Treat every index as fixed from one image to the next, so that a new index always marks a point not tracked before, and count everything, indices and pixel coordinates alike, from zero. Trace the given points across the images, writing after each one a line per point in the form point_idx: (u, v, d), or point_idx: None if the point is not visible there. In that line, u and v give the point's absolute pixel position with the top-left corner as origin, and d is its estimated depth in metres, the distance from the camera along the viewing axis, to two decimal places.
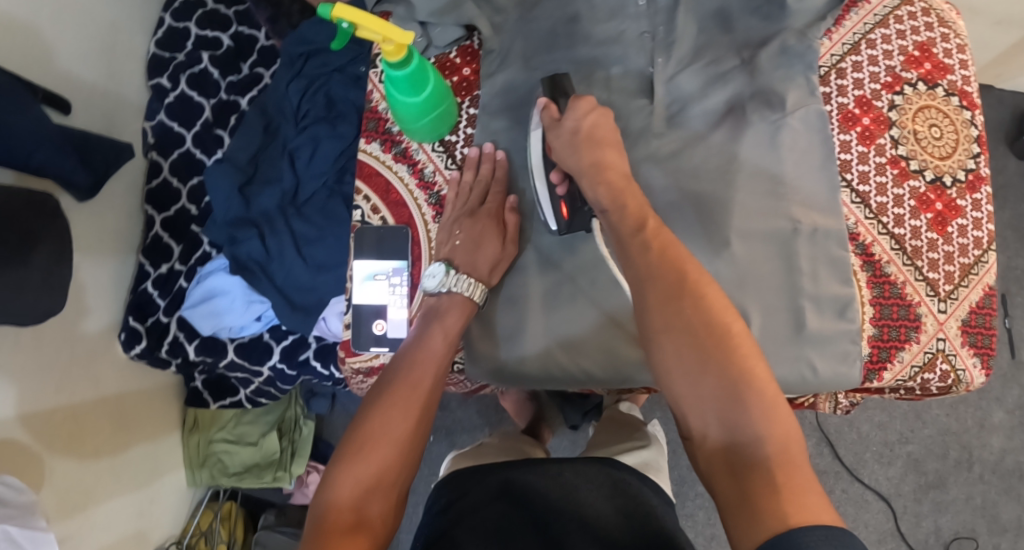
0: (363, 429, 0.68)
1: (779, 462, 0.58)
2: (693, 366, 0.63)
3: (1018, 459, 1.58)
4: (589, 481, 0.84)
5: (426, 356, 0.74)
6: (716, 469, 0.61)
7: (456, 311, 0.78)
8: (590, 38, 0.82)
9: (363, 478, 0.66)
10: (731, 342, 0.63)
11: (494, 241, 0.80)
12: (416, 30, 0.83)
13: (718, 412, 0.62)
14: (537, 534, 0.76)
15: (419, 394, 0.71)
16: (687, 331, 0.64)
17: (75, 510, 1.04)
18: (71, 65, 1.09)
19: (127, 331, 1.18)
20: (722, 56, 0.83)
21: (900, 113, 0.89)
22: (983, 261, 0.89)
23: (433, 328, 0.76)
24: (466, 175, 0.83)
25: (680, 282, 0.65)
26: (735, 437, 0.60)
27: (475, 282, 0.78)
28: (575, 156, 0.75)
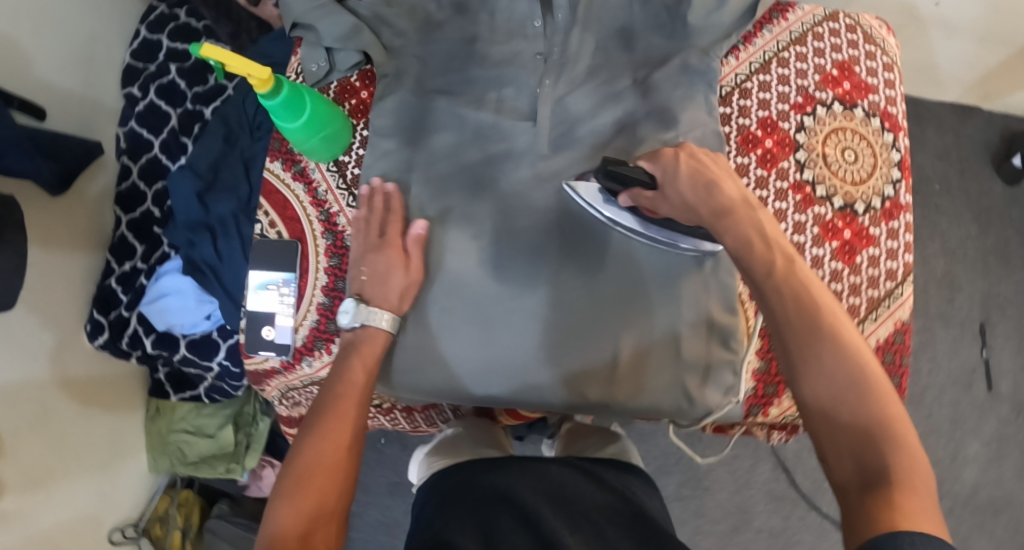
0: (302, 459, 0.68)
1: (905, 489, 0.54)
2: (831, 394, 0.60)
3: (992, 494, 1.52)
4: (578, 483, 0.83)
5: (348, 387, 0.75)
6: (842, 488, 0.58)
7: (371, 343, 0.78)
8: (485, 60, 0.84)
9: (305, 506, 0.66)
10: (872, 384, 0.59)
11: (399, 270, 0.79)
12: (321, 56, 0.86)
13: (849, 445, 0.58)
14: (528, 529, 0.73)
15: (349, 423, 0.72)
16: (832, 364, 0.61)
17: (34, 486, 1.11)
18: (48, 75, 1.18)
19: (92, 323, 1.26)
20: (616, 77, 0.84)
21: (809, 135, 0.88)
22: (896, 293, 0.87)
23: (352, 359, 0.77)
24: (361, 212, 0.82)
25: (818, 324, 0.62)
26: (866, 469, 0.57)
27: (386, 314, 0.78)
28: (698, 197, 0.70)
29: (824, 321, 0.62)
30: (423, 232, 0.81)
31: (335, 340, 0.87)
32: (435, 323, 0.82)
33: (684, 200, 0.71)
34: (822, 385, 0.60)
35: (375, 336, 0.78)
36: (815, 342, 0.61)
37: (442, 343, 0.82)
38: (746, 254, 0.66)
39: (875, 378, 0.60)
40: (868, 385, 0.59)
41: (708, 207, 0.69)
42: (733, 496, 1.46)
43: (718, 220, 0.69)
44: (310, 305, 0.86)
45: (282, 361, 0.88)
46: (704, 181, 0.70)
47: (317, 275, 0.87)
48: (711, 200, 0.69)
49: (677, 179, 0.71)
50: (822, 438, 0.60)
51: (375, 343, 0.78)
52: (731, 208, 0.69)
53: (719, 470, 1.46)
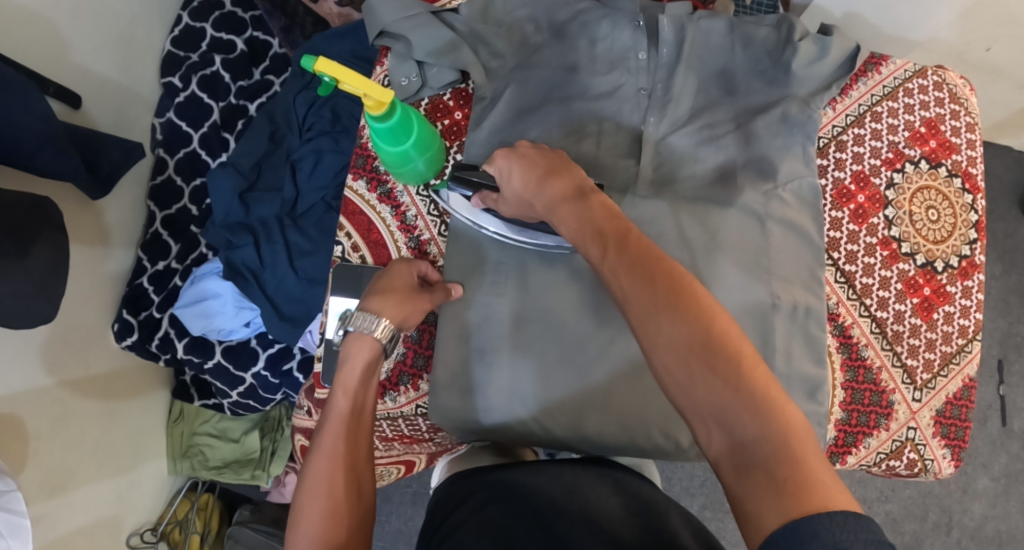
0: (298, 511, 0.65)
1: (796, 462, 0.51)
2: (684, 374, 0.56)
3: (998, 527, 1.56)
4: (592, 481, 0.75)
5: (334, 417, 0.69)
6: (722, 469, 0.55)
7: (360, 352, 0.71)
8: (586, 91, 0.82)
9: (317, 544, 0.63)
10: (728, 345, 0.56)
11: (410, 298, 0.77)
12: (412, 69, 0.83)
13: (715, 418, 0.55)
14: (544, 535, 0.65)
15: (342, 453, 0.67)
16: (676, 341, 0.56)
17: (53, 491, 1.06)
18: (85, 60, 1.11)
19: (120, 323, 1.19)
20: (719, 120, 0.82)
21: (898, 192, 0.87)
22: (965, 351, 0.88)
23: (335, 391, 0.70)
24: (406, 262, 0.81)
25: (658, 295, 0.58)
26: (737, 441, 0.54)
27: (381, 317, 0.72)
28: (532, 187, 0.70)
29: (661, 290, 0.58)
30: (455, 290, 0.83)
31: (423, 377, 0.89)
32: (523, 362, 0.83)
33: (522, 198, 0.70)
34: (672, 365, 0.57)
35: (366, 349, 0.71)
36: (655, 317, 0.57)
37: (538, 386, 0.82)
38: (580, 241, 0.64)
39: (724, 338, 0.55)
40: (713, 350, 0.55)
41: (542, 200, 0.68)
42: None
43: (551, 214, 0.67)
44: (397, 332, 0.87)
45: None
46: (536, 173, 0.70)
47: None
48: (544, 192, 0.68)
49: (508, 177, 0.69)
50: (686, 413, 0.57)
51: (361, 362, 0.71)
52: (560, 199, 0.67)
53: None
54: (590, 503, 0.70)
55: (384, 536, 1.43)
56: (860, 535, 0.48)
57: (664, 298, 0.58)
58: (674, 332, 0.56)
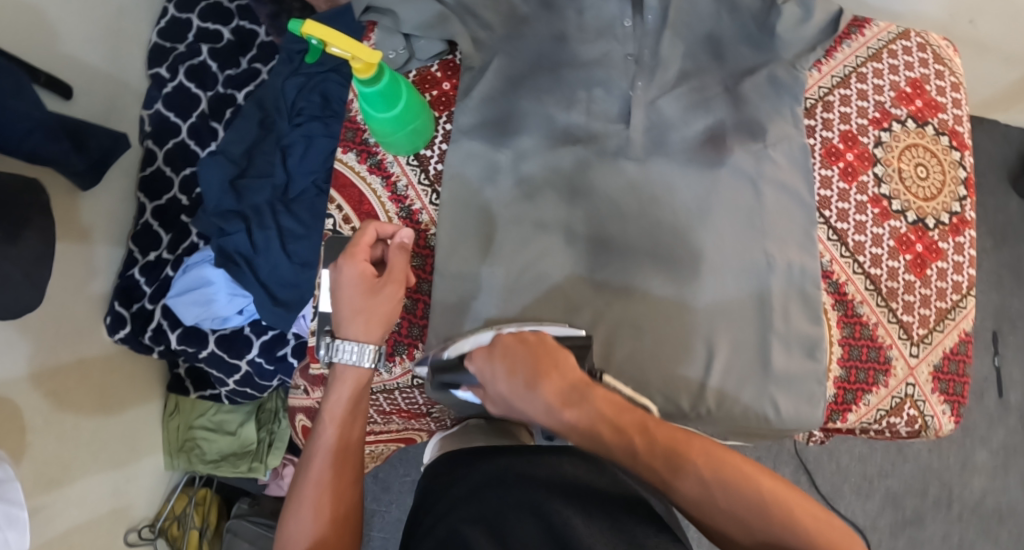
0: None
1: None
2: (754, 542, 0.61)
3: (998, 500, 1.57)
4: (592, 467, 0.71)
5: (320, 449, 0.75)
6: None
7: (346, 385, 0.77)
8: (575, 59, 0.82)
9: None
10: (774, 501, 0.62)
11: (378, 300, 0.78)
12: (401, 43, 0.83)
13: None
14: (539, 522, 0.60)
15: (332, 489, 0.73)
16: (734, 519, 0.62)
17: (49, 486, 1.04)
18: (73, 50, 1.11)
19: (112, 315, 1.19)
20: (707, 85, 0.82)
21: (886, 150, 0.88)
22: (960, 306, 0.88)
23: (324, 423, 0.76)
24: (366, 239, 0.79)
25: (704, 476, 0.63)
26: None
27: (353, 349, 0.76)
28: (527, 397, 0.68)
29: (706, 471, 0.64)
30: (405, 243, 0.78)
31: (417, 347, 0.86)
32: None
33: (512, 403, 0.69)
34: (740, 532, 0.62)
35: (353, 379, 0.78)
36: (712, 500, 0.63)
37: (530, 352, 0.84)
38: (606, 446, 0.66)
39: (777, 500, 0.62)
40: (773, 517, 0.61)
41: (539, 407, 0.68)
42: None
43: (555, 417, 0.67)
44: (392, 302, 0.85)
45: None
46: (521, 378, 0.68)
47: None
48: (536, 399, 0.68)
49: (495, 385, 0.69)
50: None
51: (347, 393, 0.77)
52: (559, 400, 0.67)
53: None
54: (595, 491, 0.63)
55: (385, 526, 1.42)
56: None
57: (714, 479, 0.63)
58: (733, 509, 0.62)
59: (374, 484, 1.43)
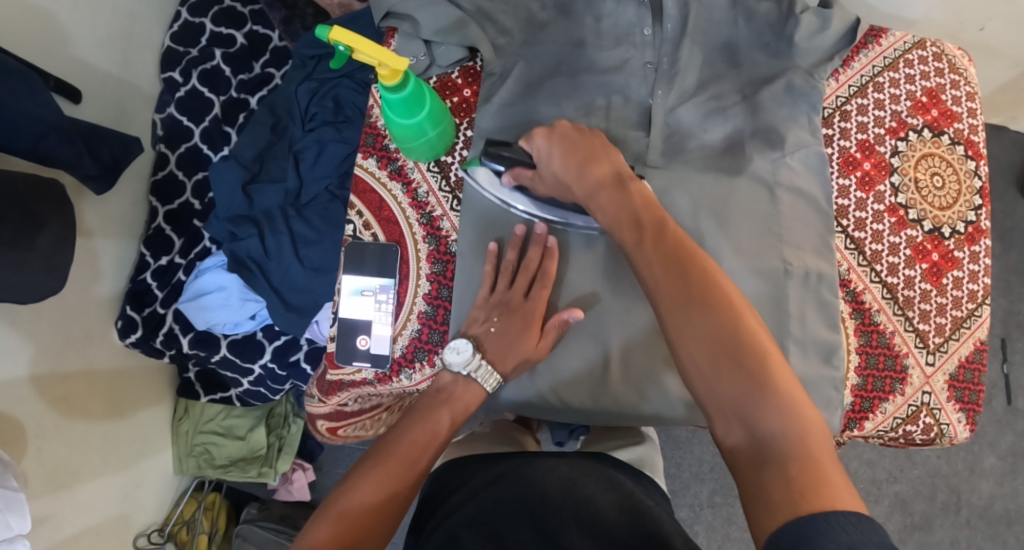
0: (337, 502, 0.68)
1: (815, 465, 0.56)
2: (708, 370, 0.62)
3: (1006, 506, 1.57)
4: (585, 475, 0.77)
5: (424, 434, 0.76)
6: (737, 459, 0.60)
7: (468, 394, 0.79)
8: (594, 66, 0.82)
9: (341, 536, 0.65)
10: (753, 345, 0.62)
11: (525, 339, 0.80)
12: (421, 48, 0.83)
13: (735, 413, 0.61)
14: (533, 527, 0.70)
15: (404, 481, 0.72)
16: (708, 340, 0.62)
17: (58, 489, 1.04)
18: (84, 54, 1.10)
19: (124, 320, 1.18)
20: (725, 92, 0.82)
21: (903, 159, 0.88)
22: (975, 315, 0.88)
23: (440, 410, 0.78)
24: (510, 254, 0.82)
25: (689, 288, 0.64)
26: (755, 435, 0.59)
27: (495, 374, 0.79)
28: (574, 172, 0.72)
29: (695, 283, 0.64)
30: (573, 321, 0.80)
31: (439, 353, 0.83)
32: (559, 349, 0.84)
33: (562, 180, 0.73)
34: (699, 352, 0.62)
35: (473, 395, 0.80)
36: (687, 310, 0.63)
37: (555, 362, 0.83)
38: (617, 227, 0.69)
39: (758, 342, 0.62)
40: (739, 351, 0.61)
41: (583, 184, 0.72)
42: None
43: (591, 202, 0.72)
44: (412, 312, 0.82)
45: (375, 373, 0.83)
46: (576, 158, 0.72)
47: (419, 283, 0.84)
48: (585, 178, 0.72)
49: (549, 160, 0.72)
50: (709, 406, 0.63)
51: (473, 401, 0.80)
52: (600, 187, 0.71)
53: None
54: (587, 501, 0.72)
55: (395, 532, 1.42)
56: (867, 533, 0.52)
57: (696, 296, 0.64)
58: (704, 326, 0.62)
59: None
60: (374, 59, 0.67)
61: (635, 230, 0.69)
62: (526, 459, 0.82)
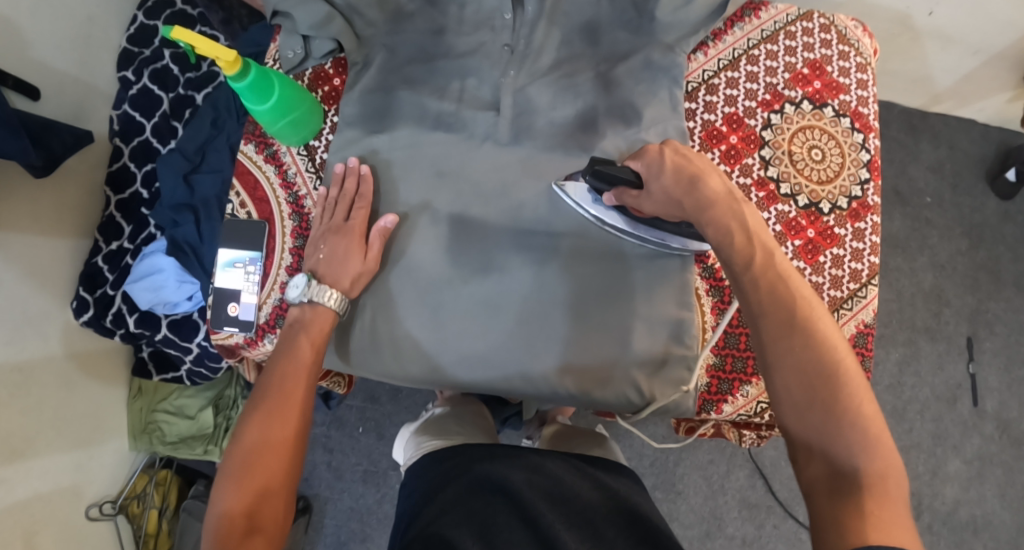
0: (236, 454, 0.72)
1: (886, 502, 0.57)
2: (802, 398, 0.63)
3: (972, 512, 1.50)
4: (569, 476, 0.85)
5: (295, 363, 0.79)
6: (813, 486, 0.61)
7: (320, 321, 0.82)
8: (450, 50, 0.88)
9: (253, 485, 0.71)
10: (843, 380, 0.63)
11: (356, 257, 0.83)
12: (297, 42, 0.87)
13: (821, 441, 0.62)
14: (527, 529, 0.75)
15: (290, 419, 0.75)
16: (811, 368, 0.63)
17: (12, 456, 1.11)
18: (44, 55, 1.19)
19: (77, 300, 1.27)
20: (579, 69, 0.87)
21: (776, 132, 0.89)
22: (859, 296, 0.87)
23: (298, 332, 0.81)
24: (332, 191, 0.86)
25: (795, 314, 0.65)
26: (836, 468, 0.60)
27: (336, 292, 0.81)
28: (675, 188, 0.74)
29: (801, 310, 0.65)
30: (391, 226, 0.84)
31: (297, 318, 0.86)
32: (386, 306, 0.86)
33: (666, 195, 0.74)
34: (796, 377, 0.63)
35: (321, 325, 0.82)
36: (791, 333, 0.64)
37: (392, 326, 0.86)
38: (725, 249, 0.69)
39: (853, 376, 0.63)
40: (832, 382, 0.62)
41: (690, 198, 0.72)
42: (705, 502, 1.44)
43: (698, 212, 0.72)
44: (275, 281, 0.86)
45: (246, 337, 0.87)
46: (686, 176, 0.74)
47: (282, 256, 0.88)
48: (693, 193, 0.73)
49: (659, 173, 0.74)
50: (795, 431, 0.63)
51: (325, 325, 0.82)
52: (712, 202, 0.72)
53: (692, 475, 1.45)
54: (578, 498, 0.81)
55: (338, 513, 1.47)
56: None
57: (802, 321, 0.64)
58: (805, 352, 0.63)
59: (327, 472, 1.48)
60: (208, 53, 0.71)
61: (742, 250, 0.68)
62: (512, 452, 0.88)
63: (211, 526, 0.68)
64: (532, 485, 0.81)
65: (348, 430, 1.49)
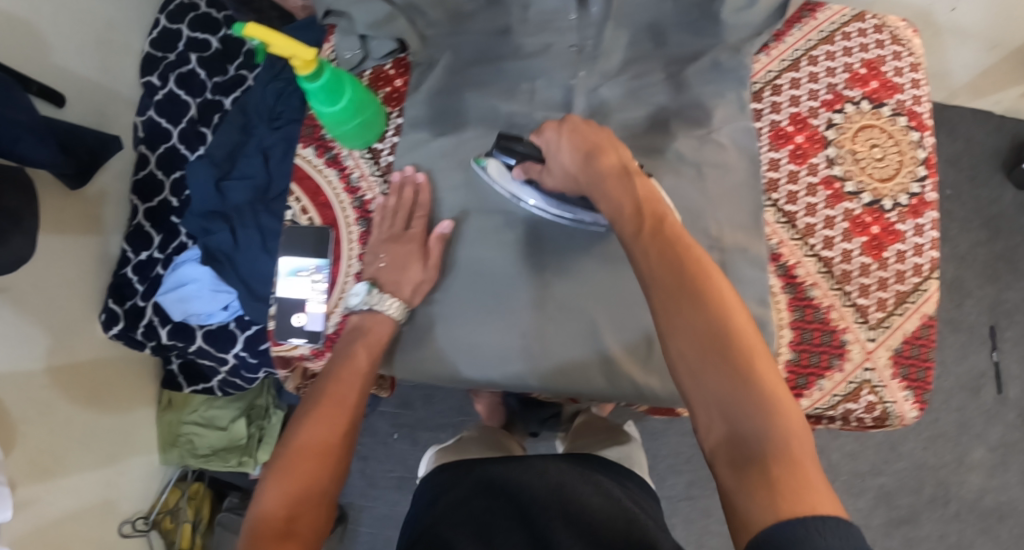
0: (283, 455, 0.72)
1: (794, 465, 0.59)
2: (696, 364, 0.63)
3: (998, 499, 1.52)
4: (575, 481, 0.82)
5: (349, 369, 0.81)
6: (718, 453, 0.62)
7: (381, 326, 0.85)
8: (518, 50, 0.90)
9: (291, 487, 0.70)
10: (736, 342, 0.63)
11: (418, 263, 0.86)
12: (355, 43, 0.90)
13: (719, 407, 0.63)
14: (524, 530, 0.75)
15: (339, 421, 0.76)
16: (703, 335, 0.64)
17: (43, 475, 1.08)
18: (66, 62, 1.15)
19: (106, 313, 1.24)
20: (649, 70, 0.89)
21: (838, 132, 0.91)
22: (922, 289, 0.88)
23: (356, 339, 0.83)
24: (391, 199, 0.89)
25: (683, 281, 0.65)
26: (736, 430, 0.61)
27: (396, 301, 0.84)
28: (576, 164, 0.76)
29: (689, 276, 0.66)
30: (449, 232, 0.88)
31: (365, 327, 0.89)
32: (460, 308, 0.88)
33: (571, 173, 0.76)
34: (687, 346, 0.64)
35: (381, 328, 0.85)
36: (680, 302, 0.65)
37: (476, 330, 0.88)
38: (623, 223, 0.70)
39: (746, 337, 0.63)
40: (727, 345, 0.63)
41: (589, 172, 0.75)
42: None
43: (597, 190, 0.74)
44: (341, 290, 0.89)
45: (311, 348, 0.90)
46: (582, 151, 0.75)
47: (351, 262, 0.91)
48: (592, 168, 0.75)
49: (558, 151, 0.76)
50: (693, 399, 0.64)
51: (384, 331, 0.85)
52: (609, 177, 0.73)
53: None
54: (579, 502, 0.78)
55: (372, 521, 1.46)
56: (841, 533, 0.54)
57: (690, 288, 0.65)
58: (696, 319, 0.64)
59: (360, 480, 1.46)
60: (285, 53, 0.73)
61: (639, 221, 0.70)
62: (517, 462, 0.87)
63: (250, 526, 0.67)
64: (533, 485, 0.81)
65: (380, 437, 1.47)
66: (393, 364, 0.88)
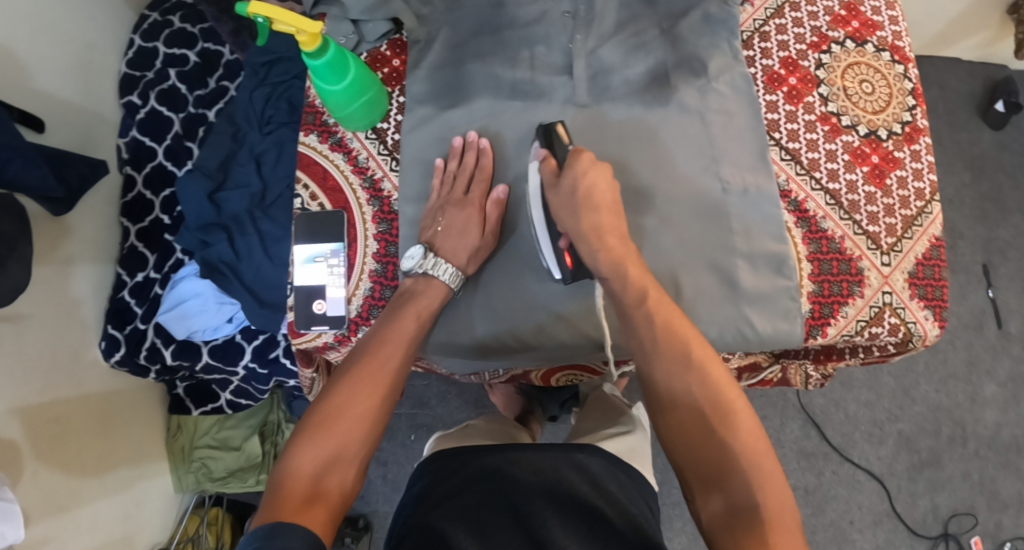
0: (317, 411, 0.75)
1: (770, 526, 0.67)
2: (695, 439, 0.73)
3: (1014, 432, 1.54)
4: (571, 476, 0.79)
5: (396, 334, 0.83)
6: (716, 531, 0.70)
7: (433, 292, 0.87)
8: (515, 21, 0.94)
9: (325, 450, 0.72)
10: (727, 415, 0.73)
11: (474, 231, 0.89)
12: (348, 28, 0.94)
13: (715, 482, 0.71)
14: (519, 527, 0.73)
15: (380, 385, 0.78)
16: (699, 414, 0.73)
17: (58, 511, 1.04)
18: (47, 85, 1.13)
19: (106, 340, 1.21)
20: (644, 29, 0.93)
21: (828, 71, 0.94)
22: (926, 212, 0.92)
23: (408, 305, 0.85)
24: (451, 163, 0.92)
25: (683, 364, 0.75)
26: (731, 502, 0.69)
27: (453, 268, 0.87)
28: (573, 218, 0.82)
29: (688, 353, 0.75)
30: (504, 196, 0.91)
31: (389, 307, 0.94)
32: (488, 282, 0.92)
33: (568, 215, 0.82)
34: (677, 430, 0.74)
35: (435, 292, 0.87)
36: (681, 381, 0.75)
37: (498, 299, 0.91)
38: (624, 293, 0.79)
39: (733, 411, 0.73)
40: (721, 419, 0.73)
41: (580, 217, 0.82)
42: None
43: (592, 237, 0.81)
44: (361, 272, 0.93)
45: (335, 334, 0.93)
46: (582, 199, 0.82)
47: (367, 243, 0.94)
48: (582, 217, 0.81)
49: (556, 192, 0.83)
50: (689, 476, 0.73)
51: (433, 298, 0.87)
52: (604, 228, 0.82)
53: None
54: (573, 501, 0.76)
55: None
56: None
57: (687, 370, 0.75)
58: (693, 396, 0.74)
59: (383, 486, 1.43)
60: (291, 28, 0.79)
61: (650, 341, 0.76)
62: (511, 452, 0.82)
63: (277, 483, 0.70)
64: (526, 480, 0.78)
65: (399, 440, 1.45)
66: (444, 344, 0.92)
